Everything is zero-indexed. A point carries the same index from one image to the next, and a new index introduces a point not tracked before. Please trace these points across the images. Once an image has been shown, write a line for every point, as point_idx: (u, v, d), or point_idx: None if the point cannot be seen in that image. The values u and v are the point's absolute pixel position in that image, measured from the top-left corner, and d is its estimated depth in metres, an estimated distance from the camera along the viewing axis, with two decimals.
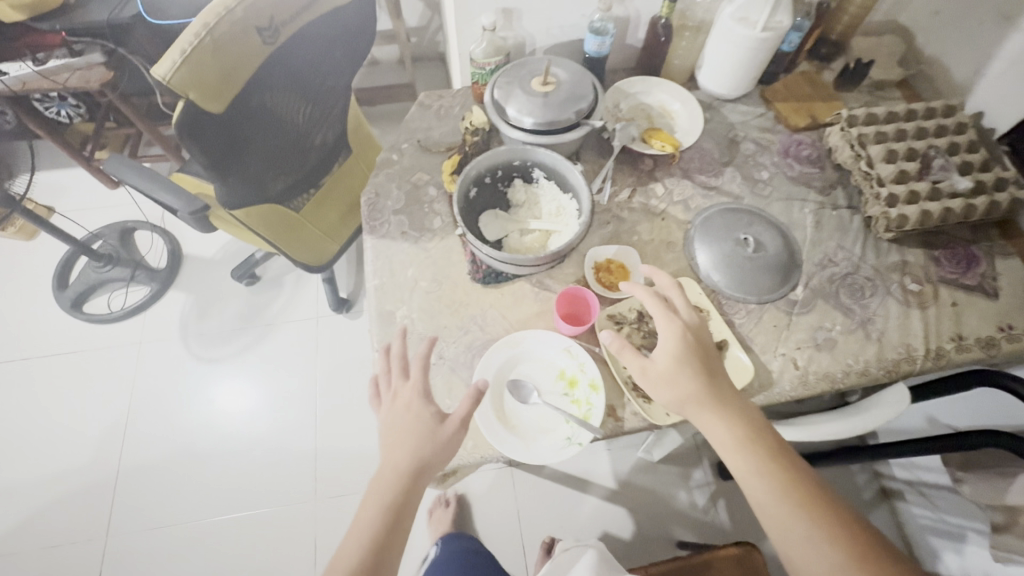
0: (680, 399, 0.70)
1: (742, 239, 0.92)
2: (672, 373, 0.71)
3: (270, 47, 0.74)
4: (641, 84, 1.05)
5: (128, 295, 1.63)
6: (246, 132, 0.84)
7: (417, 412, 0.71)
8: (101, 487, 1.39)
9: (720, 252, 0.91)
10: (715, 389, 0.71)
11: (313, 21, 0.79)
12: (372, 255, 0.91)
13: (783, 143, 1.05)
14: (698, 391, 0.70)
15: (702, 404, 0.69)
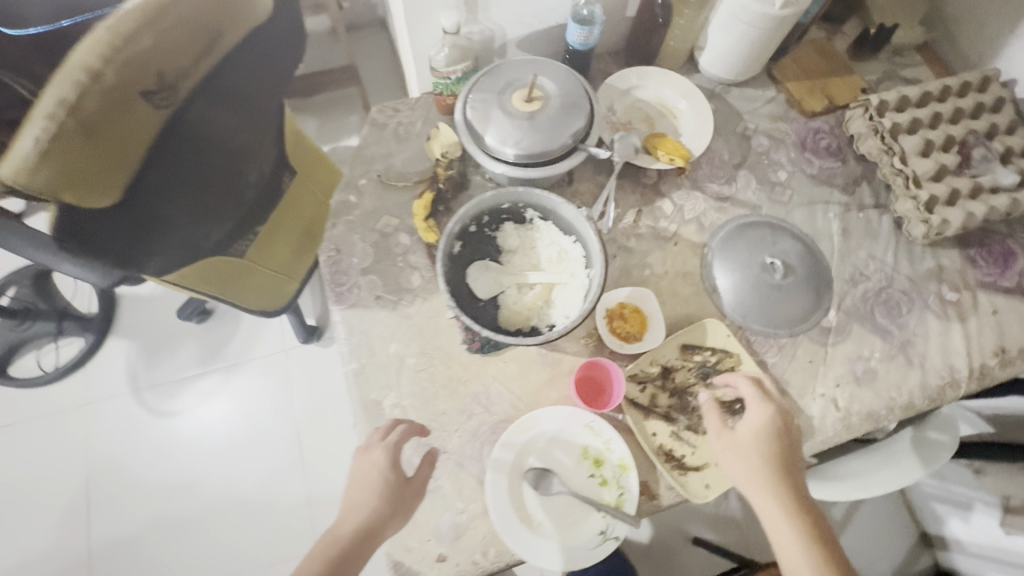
0: (753, 487, 0.65)
1: (769, 262, 0.80)
2: (748, 445, 0.66)
3: (166, 110, 0.54)
4: (636, 76, 0.89)
5: (59, 351, 1.41)
6: (158, 208, 0.65)
7: (378, 471, 0.63)
8: (72, 572, 1.25)
9: (742, 280, 0.80)
10: (796, 486, 0.65)
11: (219, 59, 0.58)
12: (343, 331, 0.76)
13: (799, 134, 0.92)
14: (778, 486, 0.64)
15: (778, 498, 0.63)
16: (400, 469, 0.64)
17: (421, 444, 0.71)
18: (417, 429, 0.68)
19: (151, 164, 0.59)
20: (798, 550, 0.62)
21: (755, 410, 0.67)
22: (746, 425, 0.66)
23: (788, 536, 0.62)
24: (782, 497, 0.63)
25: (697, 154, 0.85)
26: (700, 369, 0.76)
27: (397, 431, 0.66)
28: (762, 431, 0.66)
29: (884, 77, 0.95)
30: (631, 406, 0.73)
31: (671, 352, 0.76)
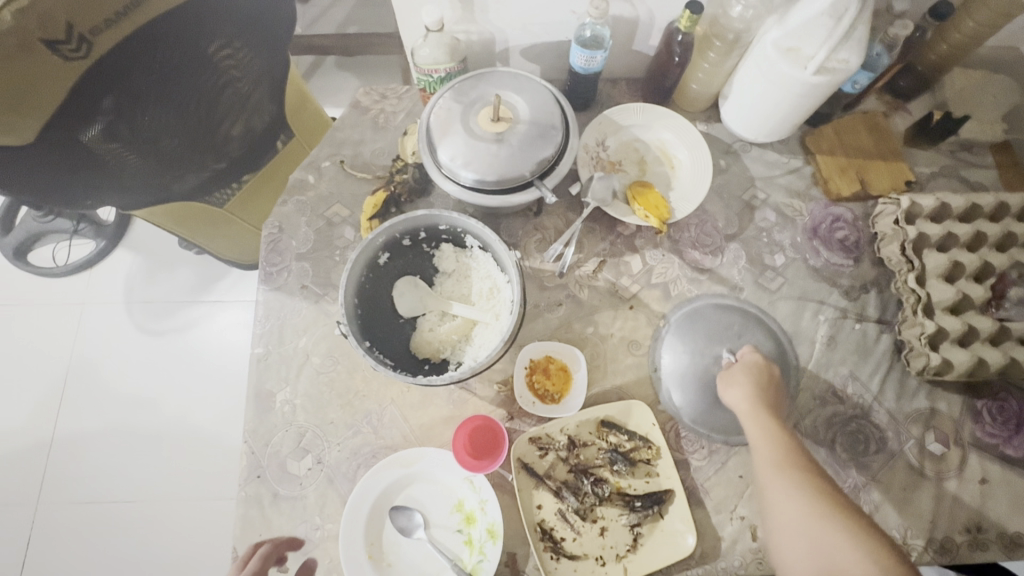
0: (749, 423, 0.61)
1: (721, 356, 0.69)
2: (748, 374, 0.65)
3: (85, 61, 0.62)
4: (640, 113, 0.79)
5: (73, 247, 1.51)
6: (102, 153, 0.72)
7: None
8: (34, 452, 1.35)
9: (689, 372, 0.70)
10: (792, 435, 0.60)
11: (144, 25, 0.64)
12: (260, 312, 0.74)
13: (814, 217, 0.80)
14: (769, 425, 0.60)
15: (770, 439, 0.59)
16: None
17: (299, 449, 0.69)
18: (286, 543, 0.65)
19: (83, 116, 0.66)
20: (784, 485, 0.56)
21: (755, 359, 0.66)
22: (746, 370, 0.64)
23: (773, 475, 0.57)
24: (774, 436, 0.59)
25: (682, 215, 0.76)
26: (611, 451, 0.69)
27: (256, 555, 0.64)
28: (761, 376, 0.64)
29: (939, 174, 0.81)
30: (522, 469, 0.67)
31: (585, 424, 0.69)
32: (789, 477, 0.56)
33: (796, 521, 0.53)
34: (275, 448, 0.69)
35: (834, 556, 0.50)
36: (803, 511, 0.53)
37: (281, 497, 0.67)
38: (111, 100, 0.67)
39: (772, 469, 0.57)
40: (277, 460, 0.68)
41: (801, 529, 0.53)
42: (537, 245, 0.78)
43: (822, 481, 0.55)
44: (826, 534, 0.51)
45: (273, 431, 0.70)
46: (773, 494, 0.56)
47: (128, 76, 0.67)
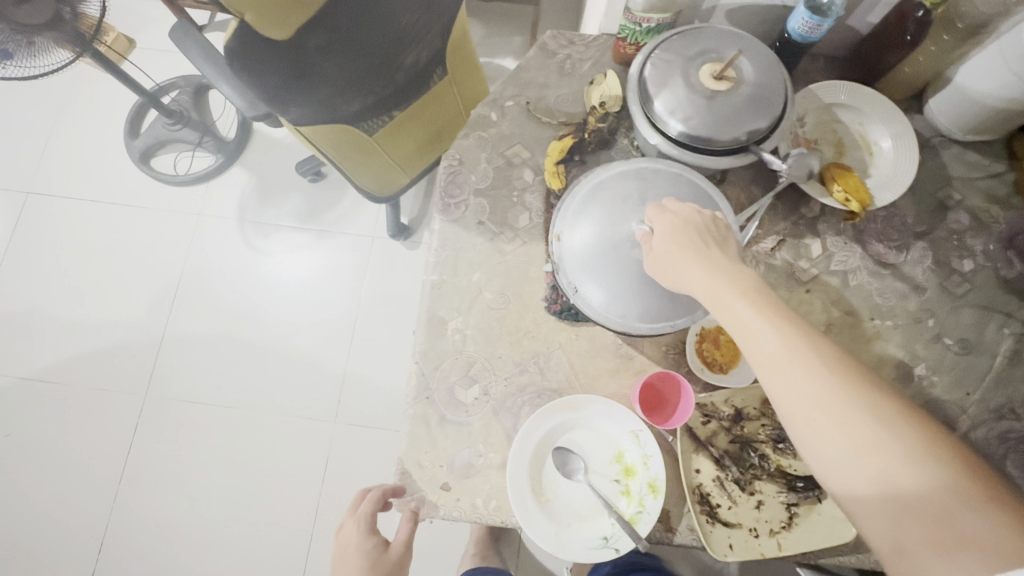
0: (722, 313, 0.51)
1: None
2: (666, 253, 0.54)
3: None
4: (847, 93, 0.76)
5: (194, 159, 1.56)
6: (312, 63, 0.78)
7: (354, 545, 0.73)
8: (146, 347, 1.43)
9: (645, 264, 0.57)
10: (793, 320, 0.50)
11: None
12: (436, 241, 0.75)
13: (1012, 226, 0.76)
14: (764, 310, 0.50)
15: (778, 333, 0.49)
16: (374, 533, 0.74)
17: (467, 377, 0.71)
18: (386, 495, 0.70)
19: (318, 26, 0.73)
20: (819, 397, 0.47)
21: (687, 226, 0.55)
22: (666, 248, 0.54)
23: (789, 391, 0.48)
24: (775, 329, 0.49)
25: (878, 204, 0.73)
26: (775, 429, 0.69)
27: (368, 501, 0.73)
28: (701, 247, 0.53)
29: None
30: (686, 432, 0.68)
31: (752, 398, 0.69)
32: (825, 386, 0.47)
33: (839, 442, 0.46)
34: (444, 373, 0.71)
35: (890, 474, 0.45)
36: (841, 425, 0.46)
37: (447, 420, 0.69)
38: (348, 19, 0.75)
39: (797, 378, 0.47)
40: (446, 385, 0.70)
41: (842, 446, 0.46)
42: None
43: (869, 384, 0.47)
44: (872, 449, 0.45)
45: (443, 357, 0.71)
46: (791, 404, 0.48)
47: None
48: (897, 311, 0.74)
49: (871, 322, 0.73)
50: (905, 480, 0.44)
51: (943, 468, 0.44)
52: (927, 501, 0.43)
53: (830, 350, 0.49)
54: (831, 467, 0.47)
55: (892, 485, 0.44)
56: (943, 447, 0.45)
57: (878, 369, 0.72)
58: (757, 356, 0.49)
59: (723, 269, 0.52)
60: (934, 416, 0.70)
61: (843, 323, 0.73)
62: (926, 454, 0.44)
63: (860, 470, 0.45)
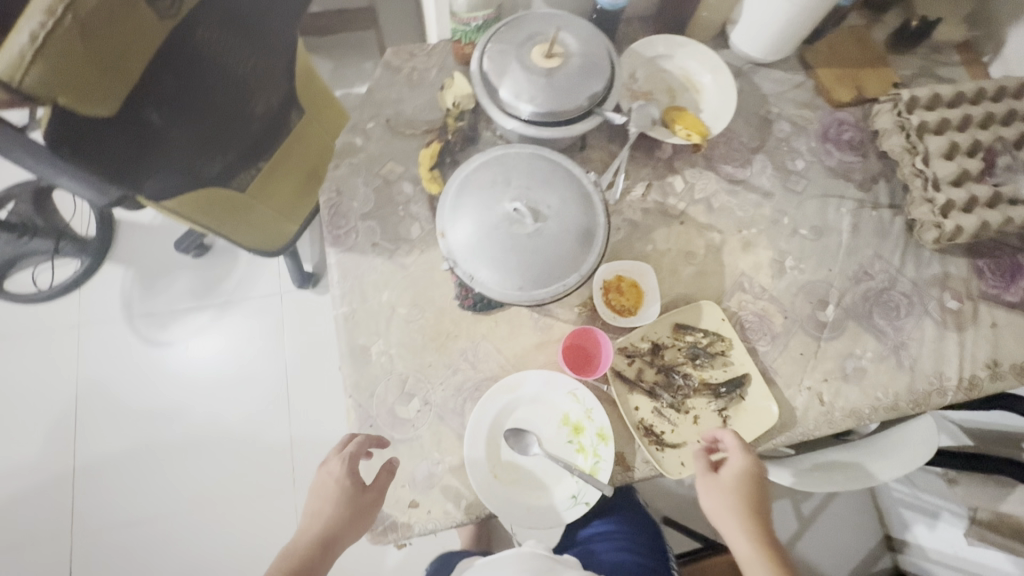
0: (715, 485, 0.68)
1: (542, 210, 0.62)
2: (728, 485, 0.67)
3: (170, 20, 0.66)
4: (663, 44, 0.85)
5: (54, 270, 1.41)
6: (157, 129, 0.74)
7: (334, 479, 0.67)
8: (58, 484, 1.28)
9: (525, 236, 0.61)
10: (764, 540, 0.66)
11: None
12: (337, 274, 0.75)
13: (823, 124, 0.89)
14: (748, 542, 0.66)
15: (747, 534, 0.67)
16: (358, 475, 0.67)
17: (405, 394, 0.71)
18: (373, 440, 0.68)
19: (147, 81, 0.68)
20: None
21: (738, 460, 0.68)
22: (731, 486, 0.67)
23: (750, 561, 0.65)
24: (749, 536, 0.67)
25: (715, 133, 0.83)
26: (690, 350, 0.76)
27: (354, 441, 0.68)
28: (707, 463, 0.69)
29: (916, 76, 0.92)
30: (616, 377, 0.73)
31: (663, 328, 0.76)
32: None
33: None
34: (381, 397, 0.71)
35: None
36: None
37: (396, 440, 0.70)
38: (176, 70, 0.71)
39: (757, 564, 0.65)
40: (386, 407, 0.71)
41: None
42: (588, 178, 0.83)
43: None
44: None
45: (375, 382, 0.71)
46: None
47: (200, 40, 0.71)
48: (758, 218, 0.84)
49: (740, 233, 0.83)
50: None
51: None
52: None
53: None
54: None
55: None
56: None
57: (757, 271, 0.81)
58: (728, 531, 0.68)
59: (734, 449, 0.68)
60: (811, 296, 0.81)
61: (719, 241, 0.82)
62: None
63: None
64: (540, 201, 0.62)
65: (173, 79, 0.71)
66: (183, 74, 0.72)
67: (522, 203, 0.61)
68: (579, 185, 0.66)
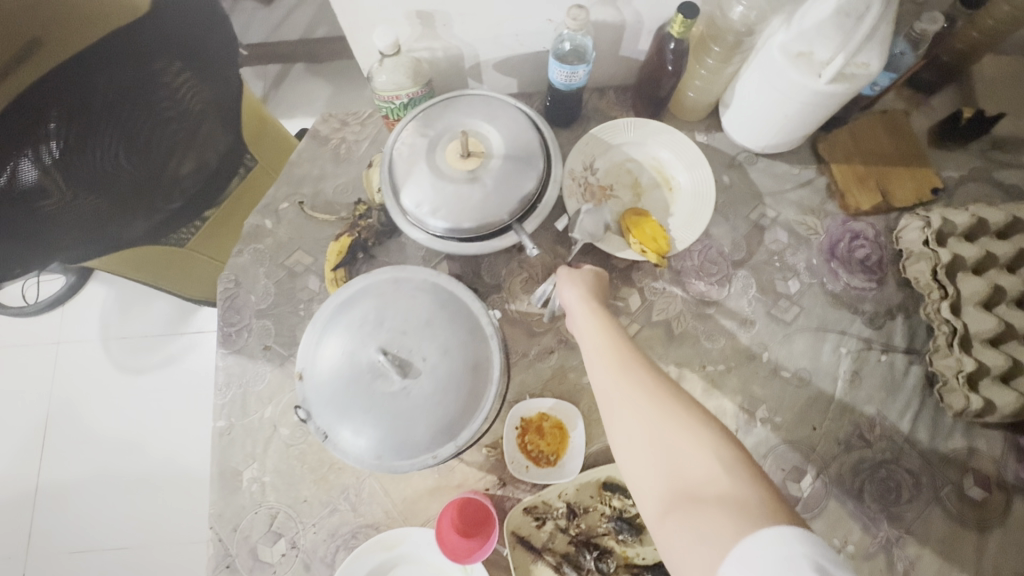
0: (581, 328, 0.56)
1: (414, 363, 0.50)
2: (580, 273, 0.60)
3: None
4: (635, 129, 0.71)
5: (41, 286, 1.43)
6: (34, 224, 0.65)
7: None
8: (19, 504, 1.30)
9: (389, 394, 0.50)
10: (626, 343, 0.52)
11: (63, 60, 0.59)
12: (219, 380, 0.67)
13: (831, 236, 0.72)
14: (608, 336, 0.53)
15: (610, 357, 0.51)
16: None
17: (271, 533, 0.62)
18: None
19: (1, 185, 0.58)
20: (633, 403, 0.48)
21: (587, 279, 0.59)
22: (586, 272, 0.60)
23: (607, 373, 0.51)
24: (606, 329, 0.54)
25: (681, 246, 0.68)
26: (616, 518, 0.62)
27: None
28: (578, 300, 0.57)
29: (965, 181, 0.73)
30: (517, 544, 0.60)
31: (585, 487, 0.62)
32: (636, 385, 0.48)
33: (640, 442, 0.46)
34: (244, 534, 0.62)
35: (652, 439, 0.45)
36: (653, 415, 0.46)
37: None
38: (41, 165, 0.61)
39: (619, 374, 0.50)
40: (247, 546, 0.62)
41: (644, 438, 0.46)
42: (523, 285, 0.70)
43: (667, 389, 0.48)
44: (669, 439, 0.45)
45: (241, 514, 0.63)
46: (614, 425, 0.49)
47: (58, 111, 0.60)
48: (729, 352, 0.68)
49: (703, 370, 0.68)
50: (699, 468, 0.43)
51: (738, 476, 0.41)
52: (722, 501, 0.40)
53: (647, 368, 0.50)
54: (631, 464, 0.47)
55: (690, 479, 0.42)
56: (759, 474, 0.42)
57: (718, 421, 0.66)
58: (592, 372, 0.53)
59: (599, 313, 0.56)
60: (785, 461, 0.65)
61: (674, 378, 0.67)
62: (716, 441, 0.44)
63: (665, 486, 0.44)
64: (414, 351, 0.51)
65: (38, 167, 0.60)
66: (58, 157, 0.62)
67: (390, 354, 0.50)
68: (473, 328, 0.54)
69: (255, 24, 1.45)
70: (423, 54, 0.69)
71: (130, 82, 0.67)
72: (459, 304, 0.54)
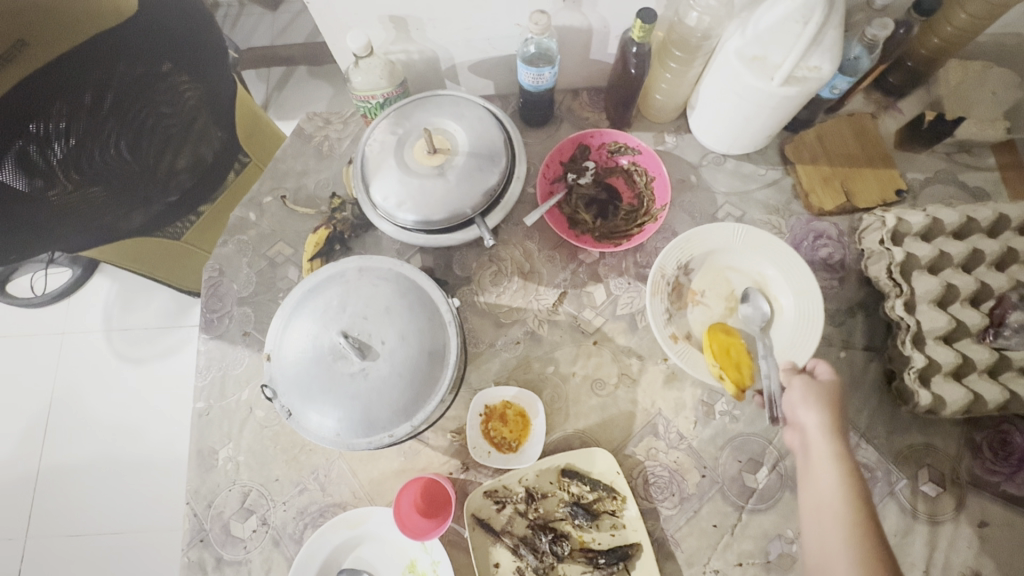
0: (811, 475, 0.54)
1: (373, 346, 0.53)
2: (823, 394, 0.56)
3: None
4: (736, 236, 0.68)
5: (49, 277, 1.48)
6: (34, 212, 0.69)
7: None
8: (23, 487, 1.35)
9: (349, 375, 0.53)
10: (874, 523, 0.50)
11: (52, 59, 0.62)
12: (199, 364, 0.70)
13: (794, 235, 0.74)
14: (851, 494, 0.51)
15: (845, 526, 0.50)
16: None
17: (243, 510, 0.65)
18: None
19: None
20: None
21: (825, 394, 0.56)
22: (827, 392, 0.56)
23: (836, 550, 0.49)
24: (847, 489, 0.51)
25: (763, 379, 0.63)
26: (573, 504, 0.64)
27: None
28: (829, 451, 0.53)
29: (928, 183, 0.74)
30: (476, 526, 0.63)
31: (545, 473, 0.64)
32: None
33: None
34: (218, 510, 0.65)
35: None
36: None
37: (224, 561, 0.64)
38: (38, 153, 0.64)
39: (842, 537, 0.49)
40: (220, 522, 0.65)
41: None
42: (492, 279, 0.73)
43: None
44: None
45: (215, 491, 0.66)
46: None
47: (50, 107, 0.64)
48: None
49: (664, 362, 0.69)
50: None
51: None
52: None
53: (878, 544, 0.49)
54: None
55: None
56: None
57: (678, 413, 0.68)
58: (814, 525, 0.52)
59: (847, 461, 0.53)
60: (741, 453, 0.66)
61: (636, 369, 0.69)
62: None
63: None
64: (373, 335, 0.54)
65: (36, 159, 0.65)
66: (57, 148, 0.66)
67: (350, 338, 0.53)
68: (432, 316, 0.57)
69: (259, 29, 1.50)
70: (400, 56, 0.73)
71: (123, 76, 0.70)
72: (421, 292, 0.57)
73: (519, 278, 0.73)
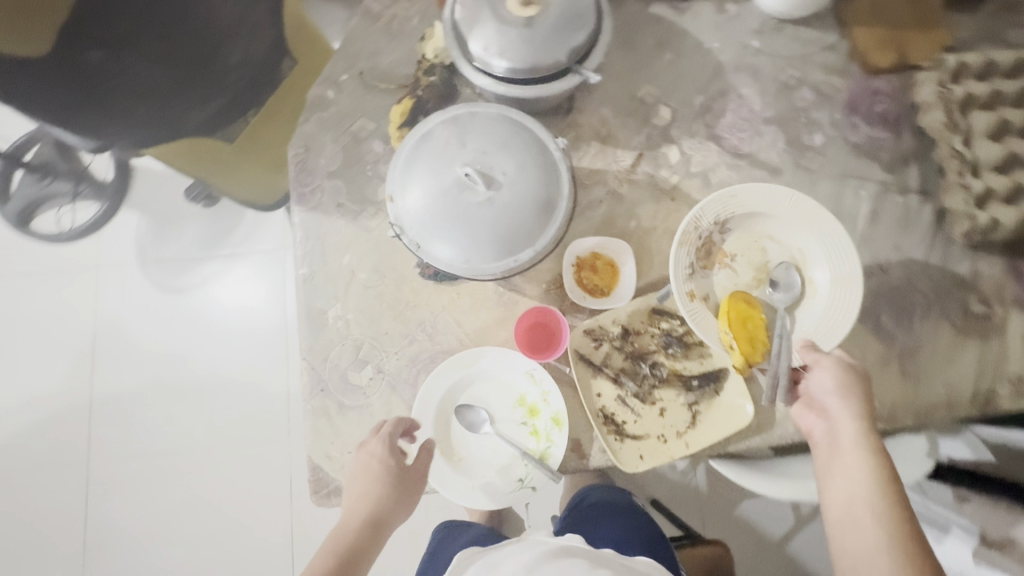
0: (840, 456, 0.59)
1: (495, 176, 0.57)
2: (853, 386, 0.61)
3: None
4: (785, 207, 0.67)
5: (76, 212, 1.46)
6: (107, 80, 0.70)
7: (379, 461, 0.63)
8: (78, 415, 1.37)
9: (476, 205, 0.57)
10: (897, 495, 0.55)
11: None
12: (299, 234, 0.73)
13: (852, 93, 0.78)
14: (877, 471, 0.56)
15: (868, 498, 0.55)
16: (400, 454, 0.63)
17: (359, 361, 0.70)
18: (406, 423, 0.65)
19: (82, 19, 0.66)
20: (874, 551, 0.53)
21: (855, 382, 0.61)
22: (857, 382, 0.61)
23: (863, 514, 0.55)
24: (875, 467, 0.57)
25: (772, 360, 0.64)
26: (665, 336, 0.70)
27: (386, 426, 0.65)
28: (854, 436, 0.59)
29: (976, 41, 0.79)
30: (579, 360, 0.68)
31: (637, 312, 0.70)
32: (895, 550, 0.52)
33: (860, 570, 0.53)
34: (334, 362, 0.70)
35: None
36: (872, 544, 0.53)
37: (346, 407, 0.68)
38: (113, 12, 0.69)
39: (868, 507, 0.55)
40: (338, 372, 0.69)
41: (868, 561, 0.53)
42: (572, 144, 0.76)
43: (910, 541, 0.53)
44: None
45: (330, 346, 0.70)
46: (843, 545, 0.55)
47: None
48: None
49: None
50: None
51: None
52: None
53: (905, 519, 0.54)
54: None
55: None
56: None
57: None
58: (842, 507, 0.57)
59: (875, 450, 0.58)
60: None
61: None
62: None
63: None
64: (495, 166, 0.57)
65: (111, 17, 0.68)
66: None
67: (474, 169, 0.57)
68: (542, 151, 0.60)
69: None
70: None
71: None
72: (529, 133, 0.60)
73: (597, 142, 0.76)
